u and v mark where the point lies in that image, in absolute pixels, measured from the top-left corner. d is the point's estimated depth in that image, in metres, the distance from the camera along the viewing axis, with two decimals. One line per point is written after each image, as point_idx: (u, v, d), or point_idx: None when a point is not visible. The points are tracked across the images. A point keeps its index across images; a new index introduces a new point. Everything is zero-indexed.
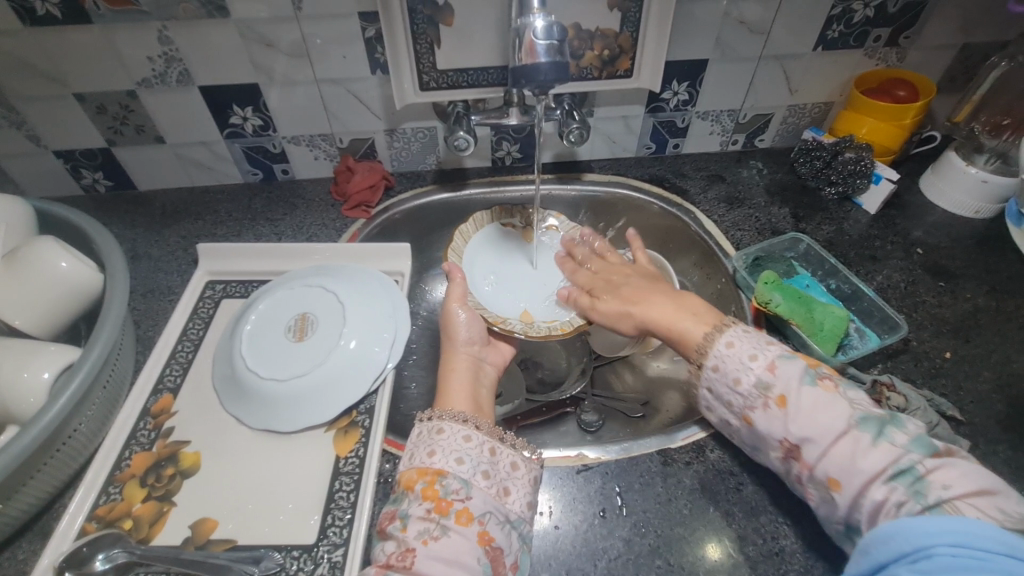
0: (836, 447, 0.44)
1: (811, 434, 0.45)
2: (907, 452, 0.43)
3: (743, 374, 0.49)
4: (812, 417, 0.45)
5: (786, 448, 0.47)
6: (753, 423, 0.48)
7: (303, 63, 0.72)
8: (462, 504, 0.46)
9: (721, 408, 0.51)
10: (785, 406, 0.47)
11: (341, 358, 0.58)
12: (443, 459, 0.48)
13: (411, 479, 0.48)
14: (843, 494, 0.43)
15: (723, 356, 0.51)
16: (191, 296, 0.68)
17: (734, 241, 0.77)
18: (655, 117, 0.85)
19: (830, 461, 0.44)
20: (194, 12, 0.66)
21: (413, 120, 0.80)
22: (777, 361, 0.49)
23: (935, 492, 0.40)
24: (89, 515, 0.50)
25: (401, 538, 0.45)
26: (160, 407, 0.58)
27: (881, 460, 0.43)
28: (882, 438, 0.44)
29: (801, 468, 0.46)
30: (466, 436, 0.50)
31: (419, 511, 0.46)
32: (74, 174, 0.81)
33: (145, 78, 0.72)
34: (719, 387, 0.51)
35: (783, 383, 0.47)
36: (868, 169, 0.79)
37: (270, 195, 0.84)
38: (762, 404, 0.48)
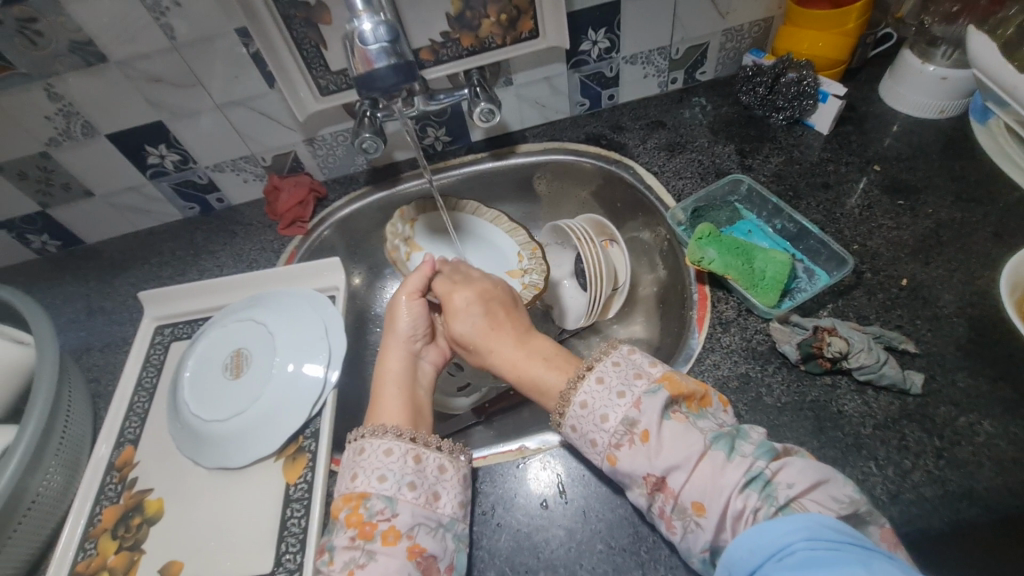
0: (694, 472, 0.42)
1: (670, 466, 0.43)
2: (752, 459, 0.42)
3: (610, 410, 0.46)
4: (673, 446, 0.43)
5: (651, 483, 0.43)
6: (617, 463, 0.45)
7: (198, 91, 0.70)
8: (388, 524, 0.48)
9: (587, 450, 0.47)
10: (648, 440, 0.44)
11: (280, 388, 0.60)
12: (364, 481, 0.50)
13: (337, 508, 0.50)
14: (710, 518, 0.41)
15: (591, 393, 0.47)
16: (142, 345, 0.70)
17: (676, 193, 0.73)
18: (580, 72, 0.80)
19: (692, 485, 0.42)
20: (74, 63, 0.65)
21: (329, 126, 0.78)
22: (643, 395, 0.46)
23: (783, 492, 0.40)
24: (69, 572, 0.54)
25: (330, 569, 0.47)
26: (123, 459, 0.61)
27: (734, 474, 0.41)
28: (734, 454, 0.42)
29: (665, 500, 0.43)
30: (387, 450, 0.52)
31: (344, 539, 0.48)
32: (23, 241, 0.83)
33: (52, 137, 0.71)
34: (587, 428, 0.47)
35: (647, 418, 0.44)
36: (813, 87, 0.73)
37: (210, 226, 0.85)
38: (629, 442, 0.44)
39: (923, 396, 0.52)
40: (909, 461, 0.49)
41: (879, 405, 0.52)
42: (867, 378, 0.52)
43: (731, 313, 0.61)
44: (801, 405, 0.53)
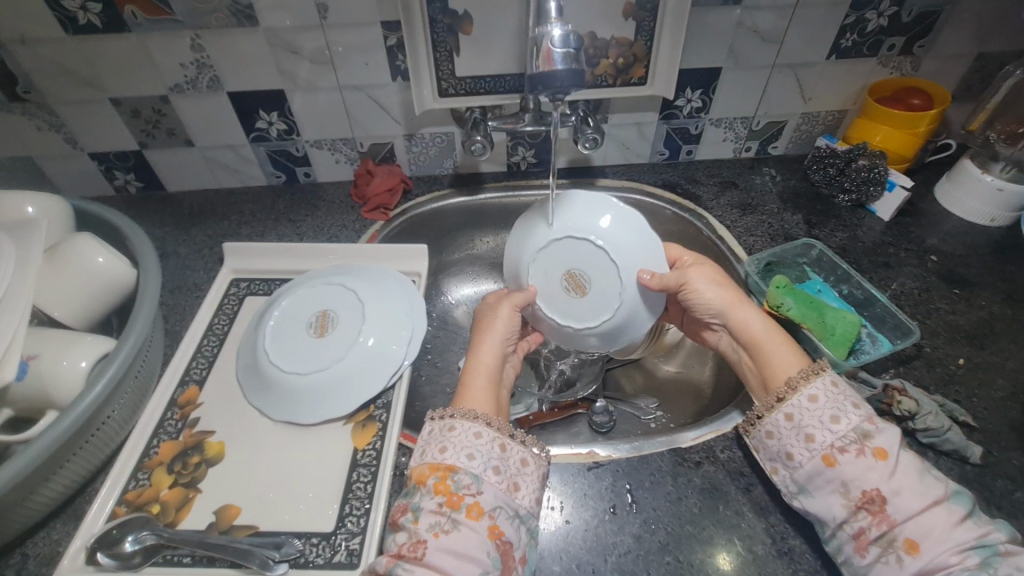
0: (926, 510, 0.43)
1: (900, 492, 0.43)
2: (993, 530, 0.42)
3: (843, 414, 0.48)
4: (911, 476, 0.44)
5: (864, 498, 0.45)
6: (835, 464, 0.46)
7: (327, 69, 0.75)
8: (473, 499, 0.46)
9: (795, 442, 0.49)
10: (885, 458, 0.45)
11: (361, 355, 0.60)
12: (454, 455, 0.48)
13: (423, 474, 0.48)
14: (919, 560, 0.41)
15: (828, 390, 0.50)
16: (217, 292, 0.71)
17: (747, 247, 0.78)
18: (668, 124, 0.86)
19: (914, 523, 0.42)
20: (225, 21, 0.69)
21: (432, 126, 0.83)
22: (876, 418, 0.48)
23: (1010, 572, 0.39)
24: (118, 500, 0.53)
25: (412, 530, 0.45)
26: (186, 398, 0.60)
27: (965, 533, 0.41)
28: (974, 514, 0.42)
29: (872, 523, 0.44)
30: (476, 433, 0.50)
31: (431, 504, 0.46)
32: (107, 175, 0.85)
33: (178, 84, 0.75)
34: (808, 421, 0.49)
35: (884, 437, 0.46)
36: (882, 176, 0.79)
37: (292, 197, 0.87)
38: (857, 450, 0.46)
39: (981, 466, 0.55)
40: None
41: (940, 468, 0.55)
42: (930, 441, 0.55)
43: None
44: None
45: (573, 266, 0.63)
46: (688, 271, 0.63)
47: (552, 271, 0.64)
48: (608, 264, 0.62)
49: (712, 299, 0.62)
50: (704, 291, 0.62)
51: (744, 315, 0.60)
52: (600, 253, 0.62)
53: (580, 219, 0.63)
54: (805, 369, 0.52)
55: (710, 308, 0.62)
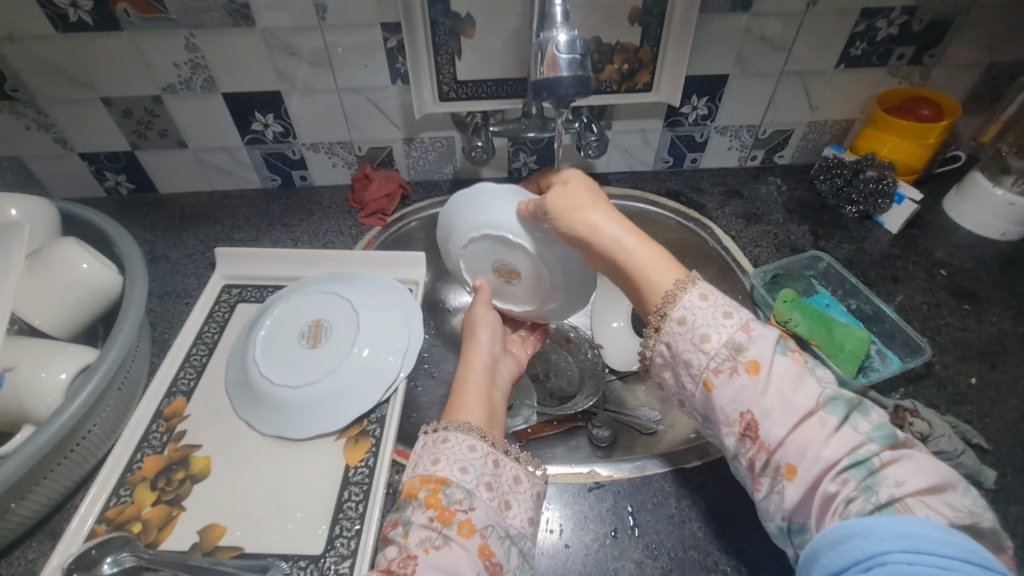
0: (797, 428, 0.39)
1: (771, 413, 0.39)
2: (867, 441, 0.38)
3: (715, 331, 0.43)
4: (783, 391, 0.39)
5: (744, 424, 0.40)
6: (714, 390, 0.41)
7: (324, 71, 0.73)
8: (465, 515, 0.43)
9: (682, 372, 0.44)
10: (757, 373, 0.40)
11: (354, 368, 0.58)
12: (448, 468, 0.46)
13: (414, 487, 0.45)
14: (798, 483, 0.38)
15: (693, 307, 0.44)
16: (208, 299, 0.69)
17: (752, 258, 0.76)
18: (673, 131, 0.84)
19: (791, 445, 0.38)
20: (221, 20, 0.67)
21: (432, 130, 0.81)
22: (753, 325, 0.43)
23: (888, 488, 0.36)
24: (98, 517, 0.50)
25: (402, 545, 0.42)
26: (173, 410, 0.58)
27: (837, 449, 0.37)
28: (848, 424, 0.38)
29: (756, 452, 0.40)
30: (471, 446, 0.47)
31: (421, 518, 0.43)
32: (98, 176, 0.83)
33: (171, 84, 0.73)
34: (684, 346, 0.44)
35: (756, 349, 0.41)
36: (890, 188, 0.78)
37: (287, 201, 0.85)
38: (731, 369, 0.41)
39: (995, 491, 0.53)
40: None
41: None
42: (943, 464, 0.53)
43: None
44: None
45: (494, 260, 0.60)
46: (558, 192, 0.54)
47: (479, 266, 0.62)
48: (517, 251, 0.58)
49: (591, 219, 0.51)
50: (591, 221, 0.51)
51: (594, 225, 0.51)
52: (506, 245, 0.58)
53: (488, 214, 0.59)
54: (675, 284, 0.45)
55: (580, 231, 0.51)
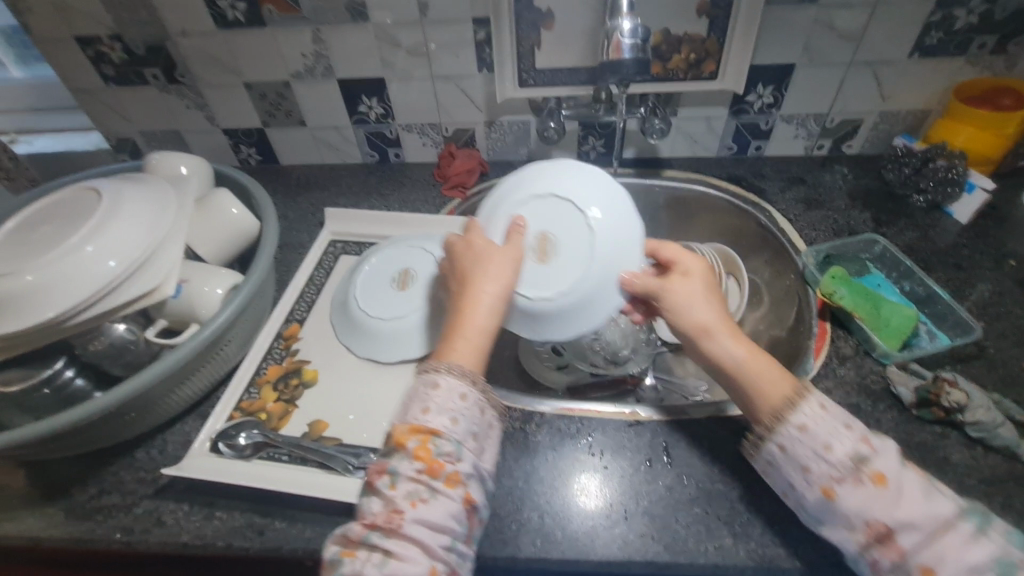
0: (938, 539, 0.42)
1: (880, 499, 0.43)
2: (952, 508, 0.43)
3: (836, 441, 0.46)
4: (914, 502, 0.43)
5: (873, 533, 0.43)
6: (836, 497, 0.45)
7: (422, 60, 0.85)
8: (453, 467, 0.47)
9: (796, 476, 0.47)
10: (884, 484, 0.44)
11: (437, 308, 0.68)
12: (437, 419, 0.48)
13: (403, 437, 0.47)
14: None
15: (813, 417, 0.47)
16: (317, 250, 0.83)
17: (808, 240, 0.79)
18: (738, 119, 0.88)
19: (927, 550, 0.42)
20: (342, 17, 0.80)
21: (511, 115, 0.91)
22: (873, 437, 0.46)
23: None
24: (235, 406, 0.64)
25: (388, 497, 0.45)
26: (290, 332, 0.72)
27: (942, 523, 0.43)
28: (983, 532, 0.42)
29: (883, 555, 0.43)
30: (461, 395, 0.49)
31: (409, 471, 0.46)
32: (235, 149, 1.00)
33: (298, 71, 0.88)
34: (803, 454, 0.46)
35: (882, 461, 0.45)
36: (960, 176, 0.78)
37: (383, 174, 0.98)
38: (857, 479, 0.44)
39: None
40: (1013, 517, 0.51)
41: (987, 462, 0.55)
42: (979, 435, 0.55)
43: (849, 351, 0.65)
44: (906, 443, 0.57)
45: (548, 229, 0.59)
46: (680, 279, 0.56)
47: (532, 227, 0.60)
48: (581, 228, 0.58)
49: (703, 316, 0.54)
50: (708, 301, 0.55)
51: (720, 348, 0.52)
52: (570, 212, 0.59)
53: (548, 182, 0.61)
54: (792, 394, 0.48)
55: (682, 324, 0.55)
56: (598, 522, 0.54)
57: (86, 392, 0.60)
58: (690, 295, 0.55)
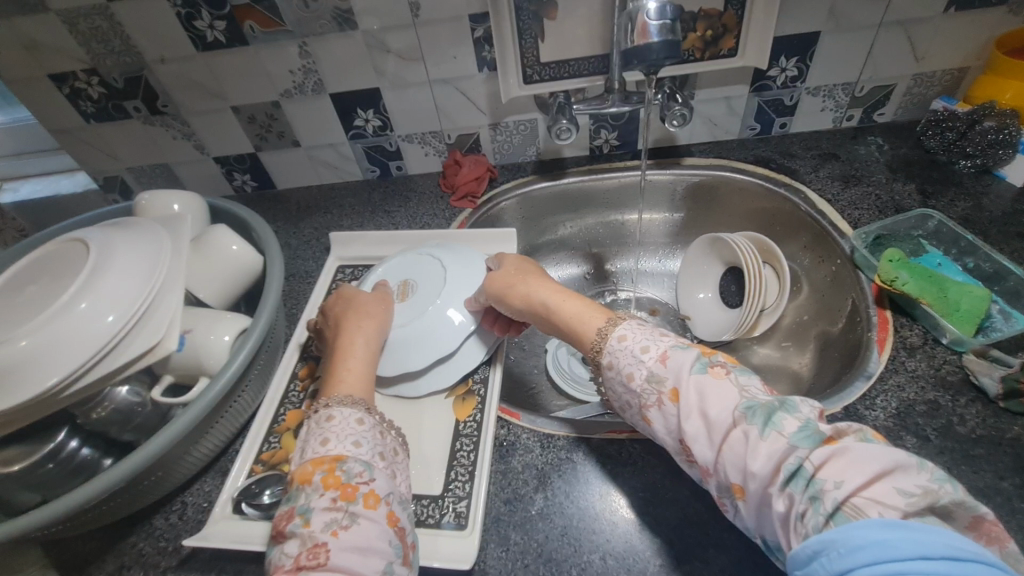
0: (725, 447, 0.40)
1: (699, 436, 0.42)
2: (792, 446, 0.36)
3: (635, 368, 0.47)
4: (698, 408, 0.42)
5: (686, 449, 0.43)
6: (652, 422, 0.46)
7: (418, 66, 0.79)
8: (368, 488, 0.44)
9: (633, 409, 0.48)
10: (677, 401, 0.44)
11: (433, 323, 0.63)
12: (339, 446, 0.47)
13: (307, 473, 0.45)
14: (747, 503, 0.39)
15: (615, 352, 0.49)
16: (327, 278, 0.77)
17: (851, 220, 0.73)
18: (760, 96, 0.82)
19: (726, 463, 0.40)
20: (329, 27, 0.75)
21: (516, 114, 0.85)
22: (671, 350, 0.47)
23: (830, 494, 0.34)
24: (256, 459, 0.60)
25: (305, 535, 0.41)
26: (306, 371, 0.67)
27: (764, 462, 0.37)
28: (768, 428, 0.38)
29: (705, 475, 0.42)
30: (358, 419, 0.49)
31: (323, 502, 0.43)
32: (228, 177, 0.95)
33: (287, 89, 0.82)
34: (625, 390, 0.48)
35: (674, 376, 0.45)
36: (1012, 138, 0.71)
37: (386, 190, 0.93)
38: (659, 401, 0.45)
39: None
40: None
41: None
42: None
43: (917, 340, 0.59)
44: (1000, 440, 0.51)
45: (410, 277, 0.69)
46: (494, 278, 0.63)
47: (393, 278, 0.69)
48: (437, 267, 0.69)
49: (529, 291, 0.59)
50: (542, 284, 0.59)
51: (548, 305, 0.57)
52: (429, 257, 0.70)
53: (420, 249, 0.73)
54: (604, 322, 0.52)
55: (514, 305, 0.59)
56: (668, 560, 0.48)
57: (95, 461, 0.55)
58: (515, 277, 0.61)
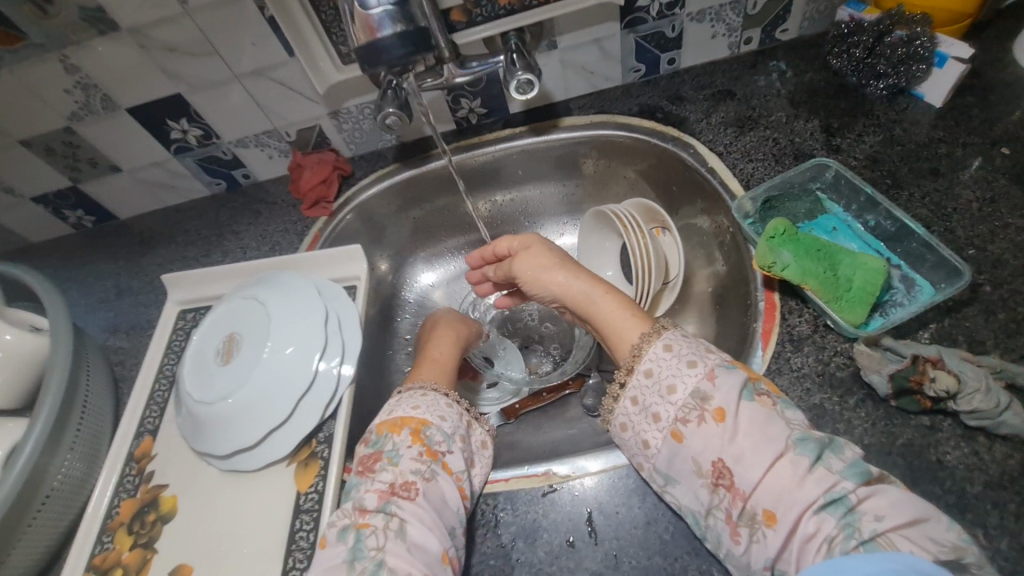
0: (768, 472, 0.38)
1: (741, 456, 0.39)
2: (842, 478, 0.36)
3: (679, 382, 0.43)
4: (749, 433, 0.39)
5: (716, 472, 0.40)
6: (683, 440, 0.42)
7: (215, 60, 0.65)
8: (446, 456, 0.48)
9: (647, 425, 0.44)
10: (723, 420, 0.40)
11: (258, 386, 0.55)
12: (427, 412, 0.50)
13: (396, 426, 0.49)
14: (778, 530, 0.36)
15: (659, 360, 0.45)
16: (164, 330, 0.68)
17: (744, 178, 0.62)
18: (635, 32, 0.68)
19: (762, 489, 0.37)
20: (86, 32, 0.60)
21: (354, 98, 0.71)
22: (719, 370, 0.43)
23: (869, 525, 0.35)
24: (88, 563, 0.54)
25: (396, 471, 0.45)
26: (142, 450, 0.60)
27: (813, 489, 0.36)
28: (820, 463, 0.37)
29: (732, 502, 0.39)
30: (444, 402, 0.52)
31: (410, 453, 0.47)
32: (58, 215, 0.83)
33: (74, 111, 0.69)
34: (652, 400, 0.44)
35: (722, 395, 0.41)
36: (927, 49, 0.59)
37: (235, 204, 0.81)
38: (699, 417, 0.41)
39: None
40: None
41: (994, 457, 0.42)
42: (981, 424, 0.42)
43: (806, 329, 0.51)
44: (889, 449, 0.44)
45: (236, 330, 0.60)
46: (523, 257, 0.57)
47: (220, 333, 0.60)
48: (262, 314, 0.59)
49: (554, 280, 0.55)
50: (565, 275, 0.54)
51: (576, 296, 0.53)
52: (255, 301, 0.61)
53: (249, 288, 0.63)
54: (646, 332, 0.47)
55: (550, 292, 0.55)
56: None
57: None
58: (537, 262, 0.56)
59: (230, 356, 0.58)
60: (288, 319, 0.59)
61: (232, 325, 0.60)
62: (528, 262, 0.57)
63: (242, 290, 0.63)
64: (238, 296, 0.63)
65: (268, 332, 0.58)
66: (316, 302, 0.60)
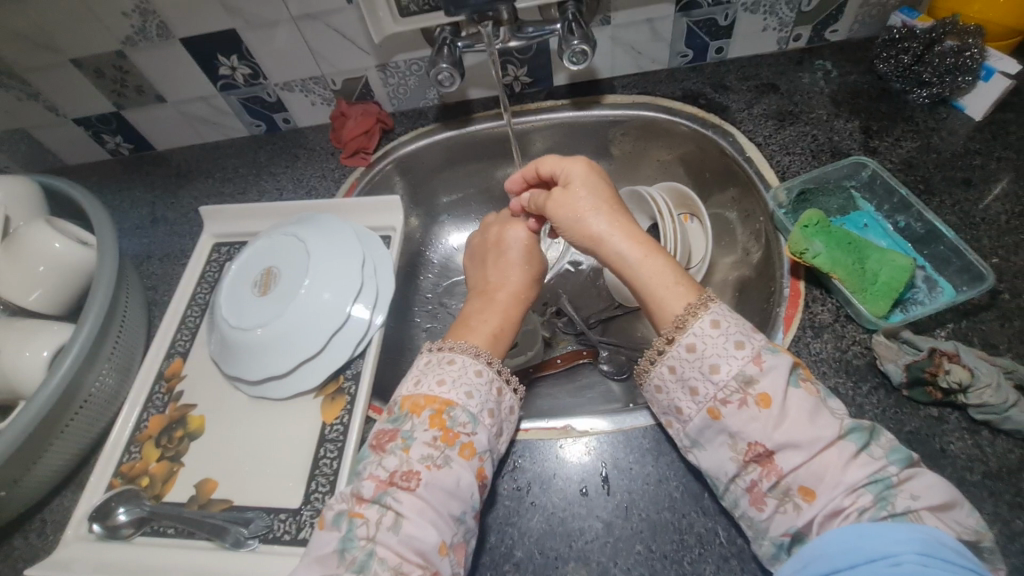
0: (814, 456, 0.40)
1: (788, 443, 0.40)
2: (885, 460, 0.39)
3: (724, 362, 0.44)
4: (797, 420, 0.41)
5: (752, 452, 0.42)
6: (720, 417, 0.43)
7: (273, 0, 0.66)
8: (467, 438, 0.46)
9: (682, 395, 0.46)
10: (767, 406, 0.41)
11: (293, 319, 0.57)
12: (453, 391, 0.48)
13: (419, 405, 0.47)
14: (815, 505, 0.39)
15: (702, 335, 0.45)
16: (199, 259, 0.70)
17: (780, 169, 0.64)
18: (688, 16, 0.69)
19: (803, 469, 0.40)
20: None
21: (404, 53, 0.72)
22: (764, 355, 0.43)
23: (904, 501, 0.38)
24: (115, 471, 0.56)
25: (403, 458, 0.45)
26: (172, 370, 0.62)
27: (857, 473, 0.39)
28: (865, 449, 0.40)
29: (763, 475, 0.41)
30: (477, 369, 0.49)
31: (426, 437, 0.45)
32: (97, 139, 0.84)
33: (128, 36, 0.69)
34: (691, 374, 0.45)
35: (769, 380, 0.42)
36: (975, 62, 0.60)
37: (274, 147, 0.82)
38: (740, 401, 0.42)
39: None
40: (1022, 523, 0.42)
41: (995, 451, 0.44)
42: (986, 418, 0.45)
43: (827, 318, 0.53)
44: (895, 435, 0.46)
45: (275, 263, 0.61)
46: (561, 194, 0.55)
47: (259, 264, 0.62)
48: (302, 250, 0.61)
49: (595, 230, 0.52)
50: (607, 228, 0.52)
51: (617, 253, 0.51)
52: (295, 238, 0.62)
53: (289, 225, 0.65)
54: (692, 303, 0.46)
55: (587, 242, 0.53)
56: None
57: None
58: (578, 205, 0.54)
59: (268, 288, 0.60)
60: (326, 258, 0.60)
61: (271, 258, 0.62)
62: (566, 207, 0.54)
63: (282, 227, 0.65)
64: (279, 232, 0.64)
65: (307, 267, 0.59)
66: (354, 245, 0.61)
